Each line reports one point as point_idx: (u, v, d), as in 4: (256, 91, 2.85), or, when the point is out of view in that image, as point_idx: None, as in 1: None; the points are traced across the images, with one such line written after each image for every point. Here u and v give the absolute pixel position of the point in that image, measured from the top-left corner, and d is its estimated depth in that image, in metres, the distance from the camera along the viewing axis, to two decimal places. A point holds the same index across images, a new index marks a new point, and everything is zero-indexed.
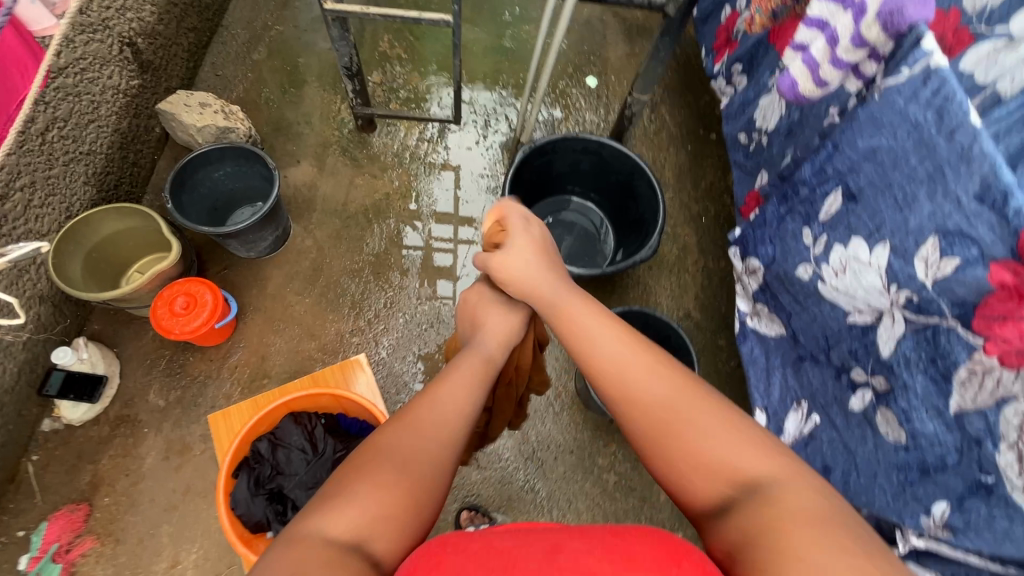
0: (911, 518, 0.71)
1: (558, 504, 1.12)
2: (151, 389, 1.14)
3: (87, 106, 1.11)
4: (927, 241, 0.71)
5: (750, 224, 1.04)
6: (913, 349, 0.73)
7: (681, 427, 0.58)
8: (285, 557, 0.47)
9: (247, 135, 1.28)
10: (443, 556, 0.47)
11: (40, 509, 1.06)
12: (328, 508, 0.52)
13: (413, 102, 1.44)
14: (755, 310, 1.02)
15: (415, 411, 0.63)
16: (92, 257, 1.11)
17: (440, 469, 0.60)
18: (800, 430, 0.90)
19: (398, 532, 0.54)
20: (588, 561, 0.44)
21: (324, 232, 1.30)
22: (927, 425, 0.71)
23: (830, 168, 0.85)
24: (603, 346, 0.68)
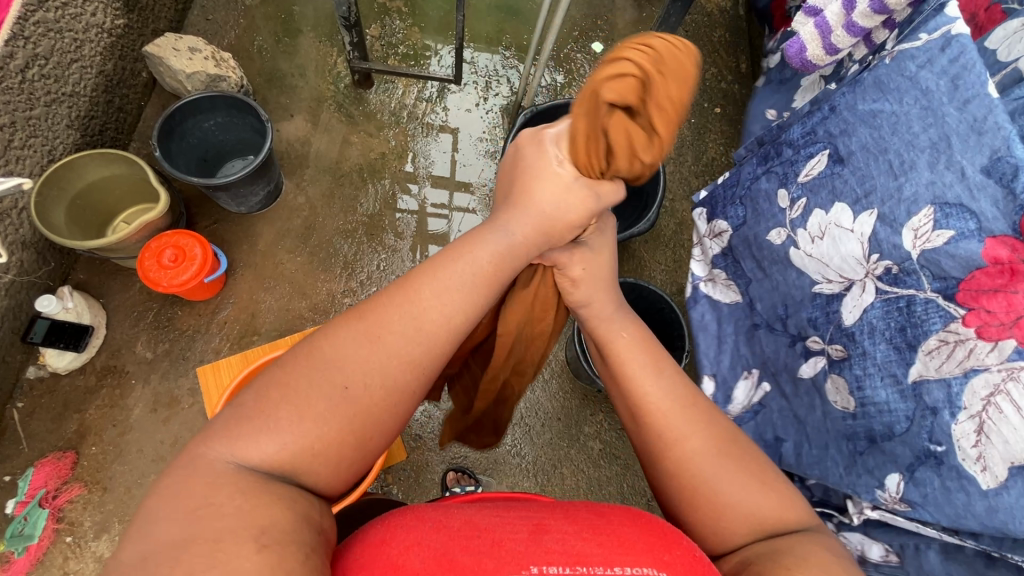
0: (868, 492, 0.76)
1: (543, 469, 1.14)
2: (138, 341, 1.13)
3: (69, 44, 1.06)
4: (921, 211, 0.71)
5: (721, 185, 1.05)
6: (880, 318, 0.75)
7: (704, 479, 0.55)
8: (190, 487, 0.41)
9: (239, 85, 1.23)
10: (421, 534, 0.45)
11: (26, 455, 1.06)
12: (251, 429, 0.44)
13: (412, 60, 1.39)
14: (712, 276, 1.05)
15: (388, 327, 0.49)
16: (77, 203, 1.08)
17: (408, 397, 0.50)
18: (750, 399, 0.96)
19: (338, 467, 0.47)
20: (576, 542, 0.45)
21: (316, 190, 1.27)
22: (878, 393, 0.75)
23: (821, 130, 0.86)
24: (654, 388, 0.60)
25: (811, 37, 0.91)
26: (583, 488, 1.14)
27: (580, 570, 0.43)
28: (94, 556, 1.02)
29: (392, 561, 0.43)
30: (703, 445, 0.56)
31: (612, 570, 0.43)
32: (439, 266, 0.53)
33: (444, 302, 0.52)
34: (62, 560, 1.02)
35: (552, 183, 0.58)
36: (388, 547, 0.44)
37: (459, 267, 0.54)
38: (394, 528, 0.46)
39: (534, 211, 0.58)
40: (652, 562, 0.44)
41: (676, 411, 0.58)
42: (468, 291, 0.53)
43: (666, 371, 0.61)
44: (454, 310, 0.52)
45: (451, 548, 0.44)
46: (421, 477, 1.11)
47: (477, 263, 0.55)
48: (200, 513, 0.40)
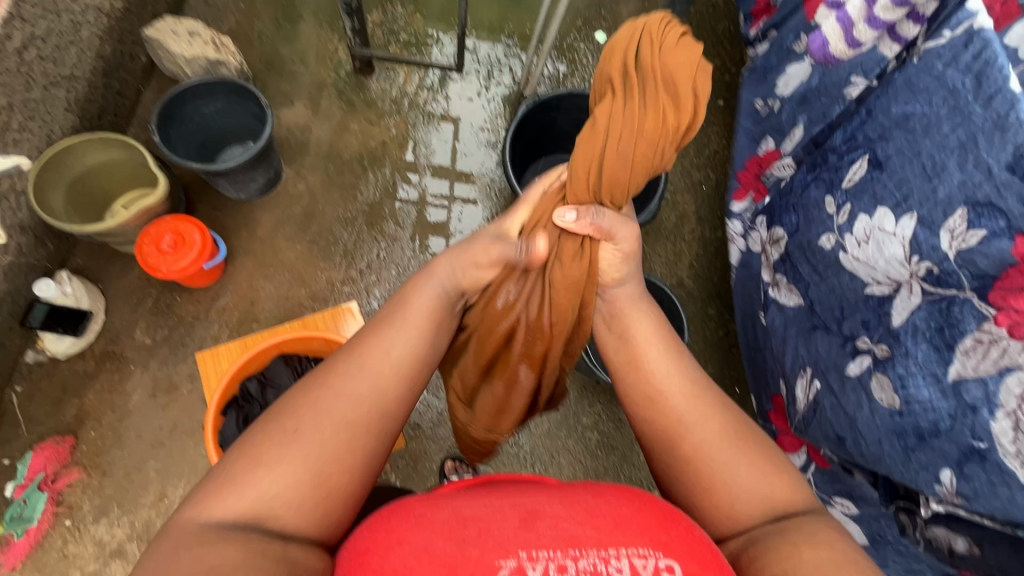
0: (928, 487, 0.74)
1: (541, 459, 1.14)
2: (137, 327, 1.13)
3: (68, 27, 1.05)
4: (955, 212, 0.72)
5: (778, 192, 1.01)
6: (923, 319, 0.75)
7: (711, 461, 0.56)
8: (159, 552, 0.44)
9: (239, 71, 1.22)
10: (403, 532, 0.45)
11: (25, 439, 1.06)
12: (217, 489, 0.47)
13: (414, 47, 1.38)
14: (776, 281, 0.99)
15: (337, 371, 0.55)
16: (74, 188, 1.07)
17: (372, 433, 0.53)
18: (807, 398, 0.91)
19: (308, 506, 0.48)
20: (570, 526, 0.45)
21: (317, 177, 1.27)
22: (922, 391, 0.74)
23: (861, 135, 0.85)
24: (668, 375, 0.62)
25: (833, 31, 0.91)
26: (580, 478, 1.14)
27: (572, 553, 0.43)
28: (93, 539, 1.03)
29: (373, 566, 0.43)
30: (715, 432, 0.58)
31: (606, 552, 0.43)
32: (384, 320, 0.61)
33: (387, 347, 0.58)
34: (62, 544, 1.02)
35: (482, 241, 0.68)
36: (371, 554, 0.44)
37: (396, 318, 0.60)
38: (375, 532, 0.46)
39: (461, 264, 0.66)
40: (649, 542, 0.45)
41: (689, 397, 0.60)
42: (411, 334, 0.60)
43: (680, 360, 0.63)
44: (395, 350, 0.58)
45: (435, 541, 0.44)
46: (419, 465, 1.12)
47: (413, 310, 0.62)
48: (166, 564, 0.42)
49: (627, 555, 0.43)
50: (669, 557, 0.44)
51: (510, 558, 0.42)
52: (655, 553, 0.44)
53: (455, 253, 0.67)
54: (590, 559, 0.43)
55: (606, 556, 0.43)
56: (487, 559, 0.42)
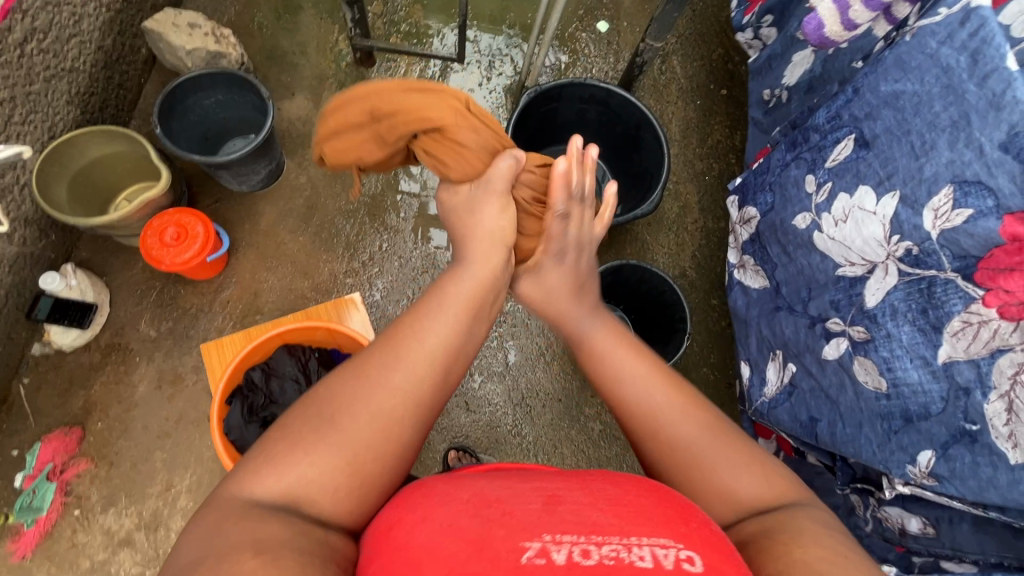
0: (898, 468, 0.76)
1: (544, 449, 1.15)
2: (142, 319, 1.14)
3: (68, 19, 1.05)
4: (940, 190, 0.71)
5: (751, 171, 1.02)
6: (902, 300, 0.75)
7: (689, 463, 0.58)
8: (204, 522, 0.45)
9: (239, 62, 1.22)
10: (427, 509, 0.46)
11: (33, 430, 1.07)
12: (257, 467, 0.49)
13: (414, 38, 1.38)
14: (743, 262, 1.03)
15: (373, 364, 0.55)
16: (78, 180, 1.07)
17: (404, 430, 0.53)
18: (781, 380, 0.93)
19: (334, 494, 0.49)
20: (591, 514, 0.44)
21: (319, 169, 1.27)
22: (911, 374, 0.74)
23: (846, 114, 0.84)
24: (633, 381, 0.64)
25: (828, 13, 0.89)
26: (583, 467, 1.15)
27: (595, 538, 0.41)
28: (101, 528, 1.04)
29: (399, 540, 0.44)
30: (683, 433, 0.60)
31: (628, 540, 0.41)
32: (421, 305, 0.60)
33: (427, 340, 0.57)
34: (71, 533, 1.03)
35: (467, 206, 0.68)
36: (397, 530, 0.45)
37: (430, 307, 0.59)
38: (401, 510, 0.48)
39: (476, 227, 0.67)
40: (669, 534, 0.43)
41: (654, 400, 0.62)
42: (448, 321, 0.59)
43: (645, 366, 0.65)
44: (429, 340, 0.57)
45: (460, 518, 0.44)
46: (423, 456, 1.12)
47: (449, 297, 0.61)
48: (211, 537, 0.43)
49: (649, 543, 0.41)
50: (691, 548, 0.42)
51: (534, 540, 0.40)
52: (676, 545, 0.42)
53: (462, 225, 0.68)
54: (613, 547, 0.40)
55: (628, 544, 0.40)
56: (512, 539, 0.40)
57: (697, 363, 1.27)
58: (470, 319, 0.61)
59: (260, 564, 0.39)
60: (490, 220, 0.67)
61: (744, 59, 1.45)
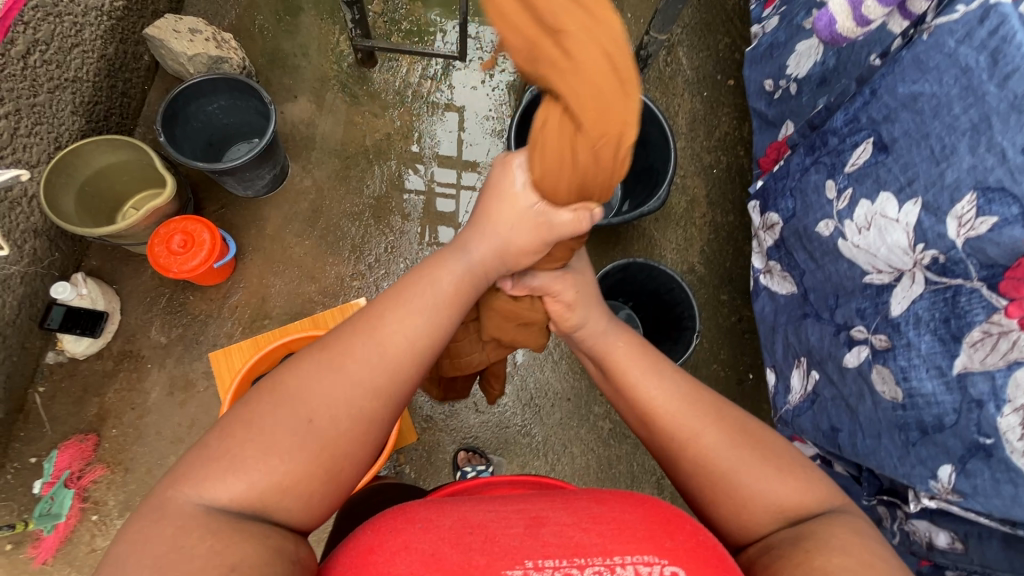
0: (921, 482, 0.74)
1: (553, 448, 1.15)
2: (152, 326, 1.15)
3: (69, 28, 1.05)
4: (963, 197, 0.69)
5: (772, 175, 1.00)
6: (926, 309, 0.73)
7: (719, 477, 0.55)
8: (163, 529, 0.44)
9: (241, 67, 1.22)
10: (410, 535, 0.45)
11: (50, 438, 1.09)
12: (222, 470, 0.47)
13: (416, 36, 1.36)
14: (770, 268, 1.01)
15: (350, 357, 0.53)
16: (86, 190, 1.08)
17: (382, 428, 0.54)
18: (806, 387, 0.92)
19: (307, 500, 0.50)
20: (574, 534, 0.46)
21: (323, 172, 1.27)
22: (925, 384, 0.73)
23: (864, 116, 0.82)
24: (655, 390, 0.60)
25: (840, 9, 0.88)
26: (594, 467, 1.15)
27: (578, 561, 0.44)
28: None
29: (378, 567, 0.43)
30: (716, 441, 0.56)
31: (612, 560, 0.44)
32: (398, 293, 0.57)
33: (407, 336, 0.55)
34: (90, 538, 1.05)
35: (511, 210, 0.58)
36: (376, 555, 0.44)
37: (415, 295, 0.57)
38: (380, 532, 0.46)
39: (497, 235, 0.59)
40: (654, 549, 0.45)
41: (686, 406, 0.59)
42: (433, 317, 0.56)
43: (666, 375, 0.62)
44: (413, 335, 0.55)
45: (442, 547, 0.45)
46: (433, 457, 1.13)
47: (436, 292, 0.57)
48: (173, 556, 0.43)
49: (632, 562, 0.44)
50: (674, 563, 0.44)
51: (516, 567, 0.44)
52: (661, 561, 0.44)
53: (489, 223, 0.59)
54: (595, 568, 0.44)
55: (611, 564, 0.44)
56: (494, 569, 0.44)
57: (708, 359, 1.25)
58: (456, 314, 0.59)
59: None
60: (507, 232, 0.59)
61: None
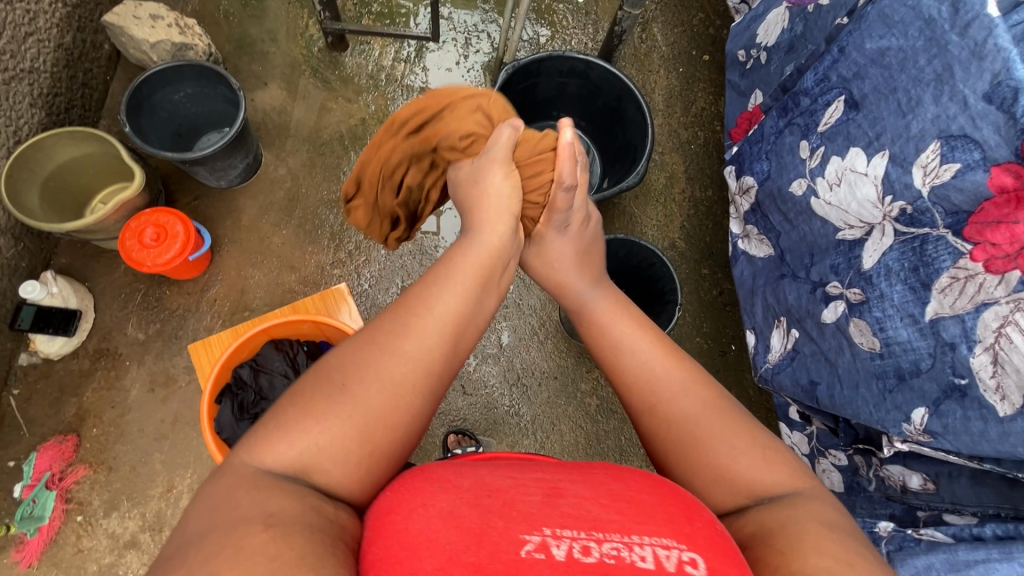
0: (895, 426, 0.76)
1: (542, 427, 1.16)
2: (129, 323, 1.12)
3: (22, 17, 1.01)
4: (928, 146, 0.71)
5: (746, 140, 1.01)
6: (896, 260, 0.75)
7: (691, 446, 0.58)
8: (218, 488, 0.46)
9: (207, 53, 1.18)
10: (428, 495, 0.46)
11: (28, 440, 1.07)
12: (271, 435, 0.49)
13: (387, 18, 1.34)
14: (747, 232, 1.01)
15: (382, 331, 0.54)
16: (50, 185, 1.05)
17: (418, 394, 0.53)
18: (785, 346, 0.93)
19: (349, 464, 0.49)
20: (593, 510, 0.46)
21: (297, 160, 1.24)
22: (901, 332, 0.75)
23: (834, 75, 0.83)
24: (636, 352, 0.64)
25: None
26: (582, 443, 1.16)
27: (596, 535, 0.43)
28: (106, 532, 1.04)
29: (397, 525, 0.43)
30: (684, 393, 0.60)
31: (629, 538, 0.43)
32: (431, 275, 0.59)
33: (437, 307, 0.56)
34: (76, 539, 1.04)
35: (483, 178, 0.70)
36: (396, 514, 0.45)
37: (441, 273, 0.60)
38: (401, 493, 0.47)
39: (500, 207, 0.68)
40: (674, 534, 0.45)
41: (663, 383, 0.61)
42: (459, 291, 0.58)
43: (654, 345, 0.64)
44: (442, 308, 0.56)
45: (460, 508, 0.44)
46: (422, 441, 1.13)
47: (457, 269, 0.61)
48: (221, 508, 0.43)
49: (650, 543, 0.43)
50: (692, 549, 0.43)
51: (535, 533, 0.42)
52: (679, 545, 0.43)
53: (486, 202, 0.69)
54: (613, 544, 0.42)
55: (628, 542, 0.42)
56: (511, 532, 0.42)
57: (691, 333, 1.27)
58: (480, 289, 0.60)
59: (271, 537, 0.40)
60: (496, 185, 0.69)
61: (725, 22, 1.42)
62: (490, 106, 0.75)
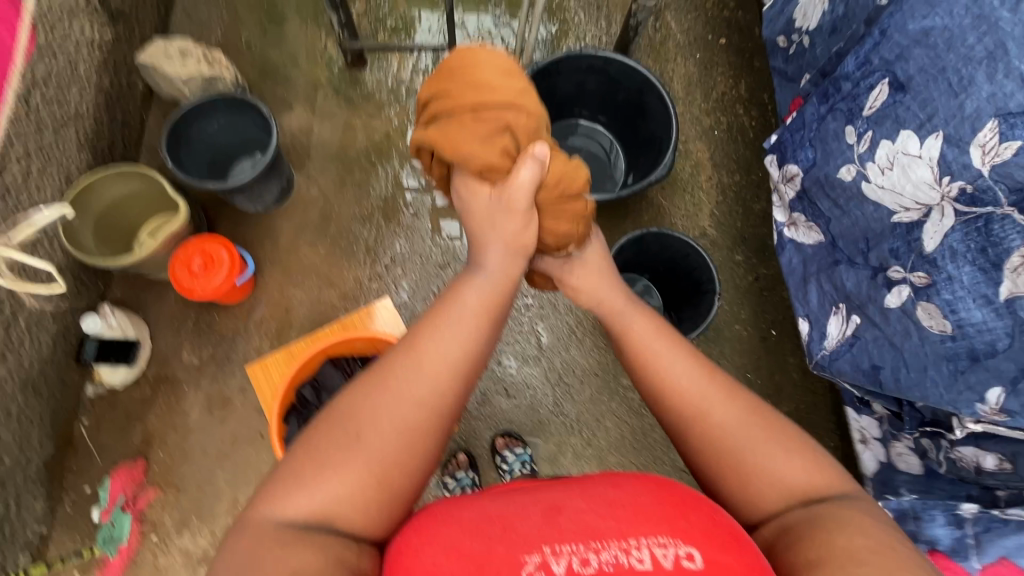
0: (967, 407, 0.76)
1: (587, 424, 1.17)
2: (184, 348, 1.17)
3: (65, 66, 1.06)
4: (985, 125, 0.71)
5: (785, 128, 0.98)
6: (961, 241, 0.75)
7: (735, 457, 0.60)
8: (245, 541, 0.52)
9: (235, 83, 1.23)
10: (433, 531, 0.51)
11: (100, 467, 1.12)
12: (287, 487, 0.55)
13: (402, 32, 1.36)
14: (793, 219, 0.99)
15: (393, 375, 0.59)
16: (102, 223, 1.10)
17: (427, 437, 0.59)
18: (843, 333, 0.90)
19: (366, 507, 0.55)
20: (590, 520, 0.50)
21: (327, 179, 1.27)
22: (974, 314, 0.74)
23: (877, 58, 0.82)
24: (678, 371, 0.66)
25: None
26: (628, 438, 1.17)
27: (594, 545, 0.47)
28: (180, 550, 1.09)
29: (408, 563, 0.49)
30: (724, 407, 0.63)
31: (628, 542, 0.47)
32: (435, 318, 0.63)
33: (443, 352, 0.60)
34: (153, 557, 1.09)
35: (485, 210, 0.68)
36: (405, 553, 0.50)
37: (449, 316, 0.63)
38: (407, 533, 0.52)
39: (506, 255, 0.68)
40: (670, 530, 0.49)
41: (707, 396, 0.64)
42: (463, 333, 0.62)
43: (692, 361, 0.67)
44: (450, 351, 0.61)
45: (463, 538, 0.49)
46: (471, 445, 1.15)
47: (460, 308, 0.64)
48: (250, 564, 0.50)
49: (648, 545, 0.47)
50: (689, 543, 0.48)
51: (535, 553, 0.47)
52: (676, 542, 0.48)
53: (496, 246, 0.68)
54: (611, 551, 0.46)
55: (627, 546, 0.47)
56: (513, 555, 0.47)
57: (729, 321, 1.26)
58: (485, 329, 0.64)
59: None
60: (507, 224, 0.68)
61: (739, 5, 1.40)
62: (521, 129, 0.66)
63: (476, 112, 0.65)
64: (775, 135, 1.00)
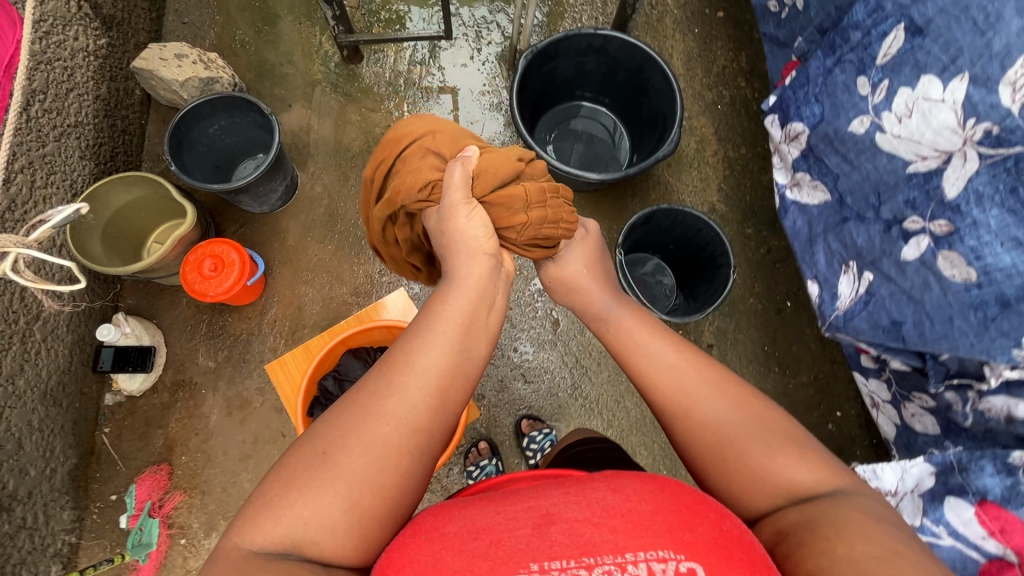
0: (1003, 354, 0.71)
1: (607, 406, 1.16)
2: (199, 352, 1.17)
3: (62, 74, 1.05)
4: (1014, 63, 0.69)
5: (787, 86, 0.99)
6: (987, 184, 0.73)
7: (718, 448, 0.57)
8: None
9: (232, 84, 1.22)
10: (412, 549, 0.43)
11: (124, 474, 1.13)
12: (253, 513, 0.49)
13: (396, 24, 1.34)
14: (797, 181, 1.00)
15: (364, 387, 0.54)
16: (110, 232, 1.09)
17: (406, 456, 0.52)
18: (856, 291, 0.90)
19: (336, 533, 0.48)
20: (583, 531, 0.41)
21: (331, 175, 1.27)
22: (1002, 258, 0.72)
23: (889, 4, 0.81)
24: (656, 361, 0.64)
25: None
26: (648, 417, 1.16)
27: (586, 562, 0.39)
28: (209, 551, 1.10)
29: None
30: (705, 395, 0.60)
31: (624, 557, 0.40)
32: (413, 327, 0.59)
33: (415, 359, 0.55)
34: (183, 560, 1.09)
35: (440, 227, 0.69)
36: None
37: (425, 323, 0.59)
38: (391, 550, 0.45)
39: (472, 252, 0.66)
40: (672, 543, 0.41)
41: (688, 387, 0.61)
42: (439, 340, 0.57)
43: (673, 350, 0.64)
44: (423, 360, 0.55)
45: (443, 557, 0.41)
46: (492, 433, 1.15)
47: (440, 317, 0.59)
48: None
49: (646, 558, 0.39)
50: (692, 558, 0.40)
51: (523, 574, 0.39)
52: (677, 557, 0.40)
53: (461, 248, 0.67)
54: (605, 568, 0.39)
55: (622, 562, 0.39)
56: None
57: (743, 295, 1.25)
58: (462, 335, 0.59)
59: None
60: (464, 228, 0.67)
61: None
62: (440, 146, 0.73)
63: (400, 157, 0.74)
64: (776, 94, 1.01)
